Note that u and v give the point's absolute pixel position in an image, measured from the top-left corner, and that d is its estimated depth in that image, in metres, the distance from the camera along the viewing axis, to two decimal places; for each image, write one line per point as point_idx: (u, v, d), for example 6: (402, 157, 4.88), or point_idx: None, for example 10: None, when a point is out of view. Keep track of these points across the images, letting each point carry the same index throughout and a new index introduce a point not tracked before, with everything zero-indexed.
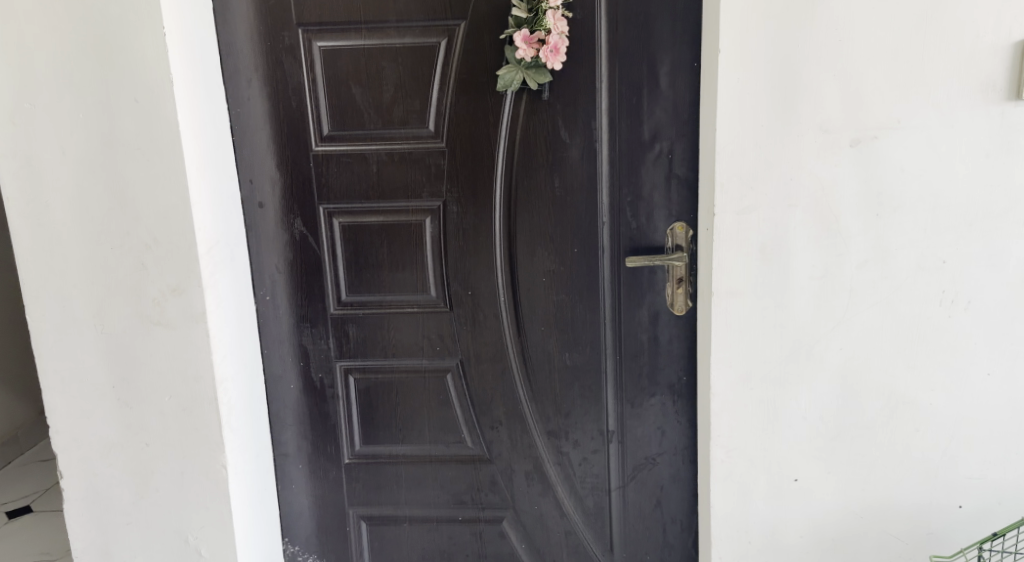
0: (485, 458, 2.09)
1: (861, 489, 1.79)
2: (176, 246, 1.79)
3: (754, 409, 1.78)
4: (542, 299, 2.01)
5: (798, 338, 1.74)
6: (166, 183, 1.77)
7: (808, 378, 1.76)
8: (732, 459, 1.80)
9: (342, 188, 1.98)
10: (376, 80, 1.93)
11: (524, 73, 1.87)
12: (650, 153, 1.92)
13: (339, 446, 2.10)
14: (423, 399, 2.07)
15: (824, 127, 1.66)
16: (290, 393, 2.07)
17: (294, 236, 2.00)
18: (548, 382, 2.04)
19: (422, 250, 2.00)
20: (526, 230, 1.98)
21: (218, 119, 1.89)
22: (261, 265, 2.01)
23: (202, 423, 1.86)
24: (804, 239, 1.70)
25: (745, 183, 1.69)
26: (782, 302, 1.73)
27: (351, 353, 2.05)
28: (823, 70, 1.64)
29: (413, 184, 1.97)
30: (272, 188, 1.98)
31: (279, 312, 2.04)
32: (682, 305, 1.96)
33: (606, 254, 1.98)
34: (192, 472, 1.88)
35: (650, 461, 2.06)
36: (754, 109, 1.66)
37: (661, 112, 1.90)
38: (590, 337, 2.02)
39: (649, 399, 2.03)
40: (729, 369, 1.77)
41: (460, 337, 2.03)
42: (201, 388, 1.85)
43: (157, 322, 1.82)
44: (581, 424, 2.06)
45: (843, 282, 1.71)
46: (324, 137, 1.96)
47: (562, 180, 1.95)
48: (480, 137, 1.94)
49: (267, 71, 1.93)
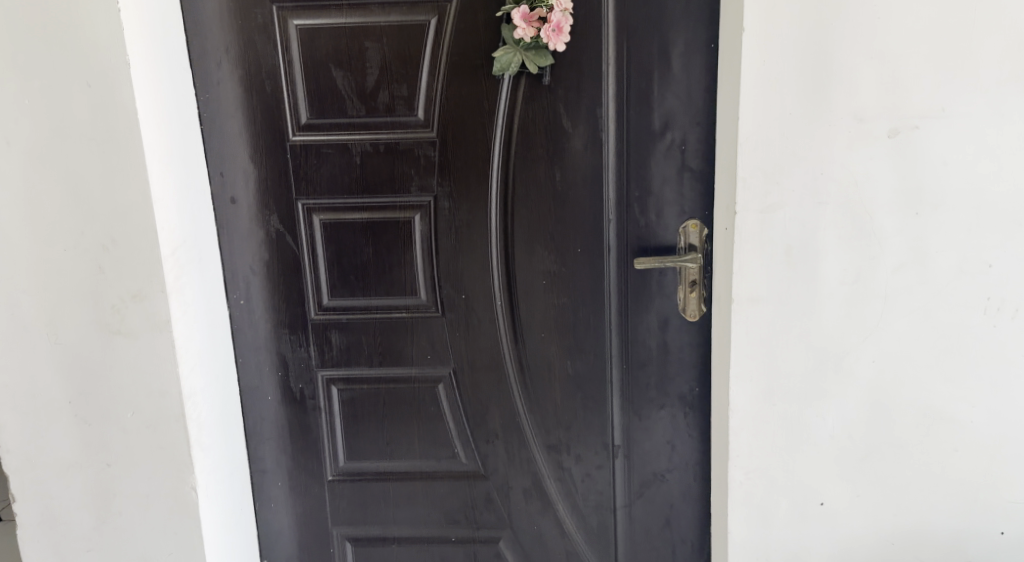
0: (480, 474, 1.93)
1: (893, 513, 1.64)
2: (137, 247, 1.61)
3: (777, 427, 1.62)
4: (543, 304, 1.84)
5: (826, 350, 1.58)
6: (124, 178, 1.59)
7: (837, 393, 1.60)
8: (753, 481, 1.64)
9: (323, 182, 1.80)
10: (360, 63, 1.75)
11: (522, 55, 1.69)
12: (661, 144, 1.75)
13: (321, 461, 1.93)
14: (412, 411, 1.90)
15: (859, 116, 1.49)
16: (268, 405, 1.90)
17: (270, 234, 1.82)
18: (548, 392, 1.88)
19: (411, 249, 1.83)
20: (525, 229, 1.80)
21: (183, 107, 1.71)
22: (234, 266, 1.83)
23: (169, 441, 1.69)
24: (835, 240, 1.53)
25: (769, 177, 1.52)
26: (809, 311, 1.56)
27: (334, 361, 1.88)
28: (857, 52, 1.47)
29: (401, 177, 1.79)
30: (246, 182, 1.80)
31: (254, 318, 1.86)
32: (695, 311, 1.80)
33: (613, 255, 1.81)
34: (158, 494, 1.71)
35: (659, 477, 1.90)
36: (780, 95, 1.49)
37: (673, 98, 1.73)
38: (595, 344, 1.85)
39: (659, 410, 1.87)
40: (749, 383, 1.60)
41: (453, 343, 1.86)
42: (167, 403, 1.68)
43: (117, 332, 1.65)
44: (584, 438, 1.89)
45: (877, 288, 1.55)
46: (302, 126, 1.78)
47: (564, 174, 1.77)
48: (473, 127, 1.77)
49: (239, 54, 1.75)
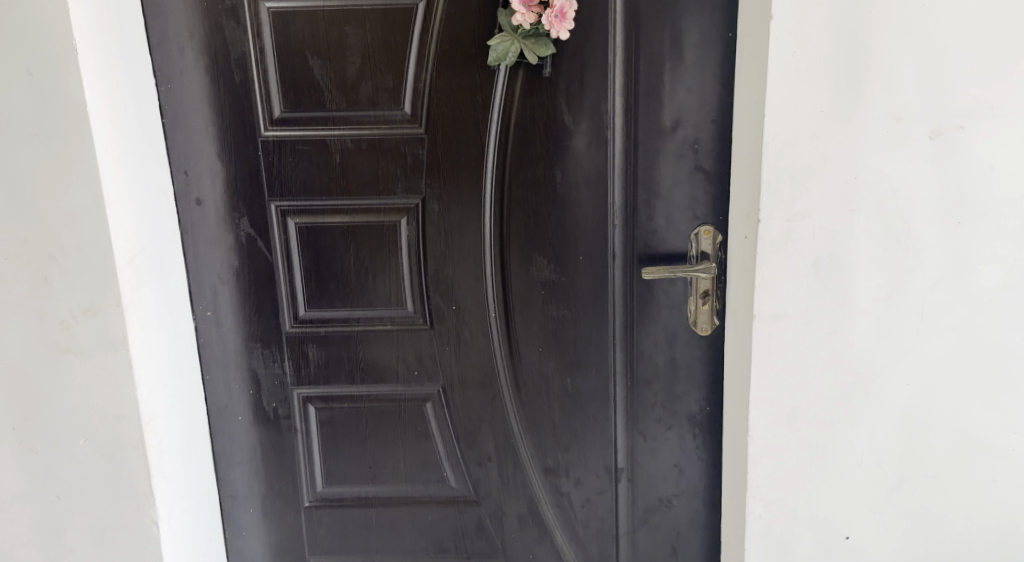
0: (471, 499, 1.77)
1: (925, 549, 1.48)
2: (88, 256, 1.44)
3: (800, 455, 1.47)
4: (540, 316, 1.68)
5: (856, 372, 1.43)
6: (72, 179, 1.42)
7: (867, 418, 1.45)
8: (772, 514, 1.49)
9: (299, 183, 1.63)
10: (339, 51, 1.58)
11: (520, 44, 1.53)
12: (671, 143, 1.59)
13: (297, 486, 1.77)
14: (397, 431, 1.74)
15: (898, 114, 1.34)
16: (239, 426, 1.74)
17: (240, 240, 1.65)
18: (545, 412, 1.72)
19: (396, 257, 1.66)
20: (522, 234, 1.64)
21: (141, 99, 1.54)
22: (199, 274, 1.66)
23: (126, 471, 1.52)
24: (868, 251, 1.38)
25: (797, 182, 1.37)
26: (837, 329, 1.41)
27: (311, 378, 1.72)
28: (896, 43, 1.32)
29: (386, 177, 1.63)
30: (213, 182, 1.63)
31: (222, 331, 1.69)
32: (707, 324, 1.65)
33: (617, 263, 1.65)
34: (114, 529, 1.54)
35: (665, 503, 1.75)
36: (811, 89, 1.34)
37: (685, 92, 1.57)
38: (596, 360, 1.69)
39: (665, 431, 1.72)
40: (770, 408, 1.45)
41: (442, 359, 1.70)
42: (123, 429, 1.51)
43: (66, 350, 1.48)
44: (584, 460, 1.74)
45: (913, 304, 1.40)
46: (276, 120, 1.61)
47: (564, 175, 1.61)
48: (466, 123, 1.60)
49: (205, 40, 1.58)
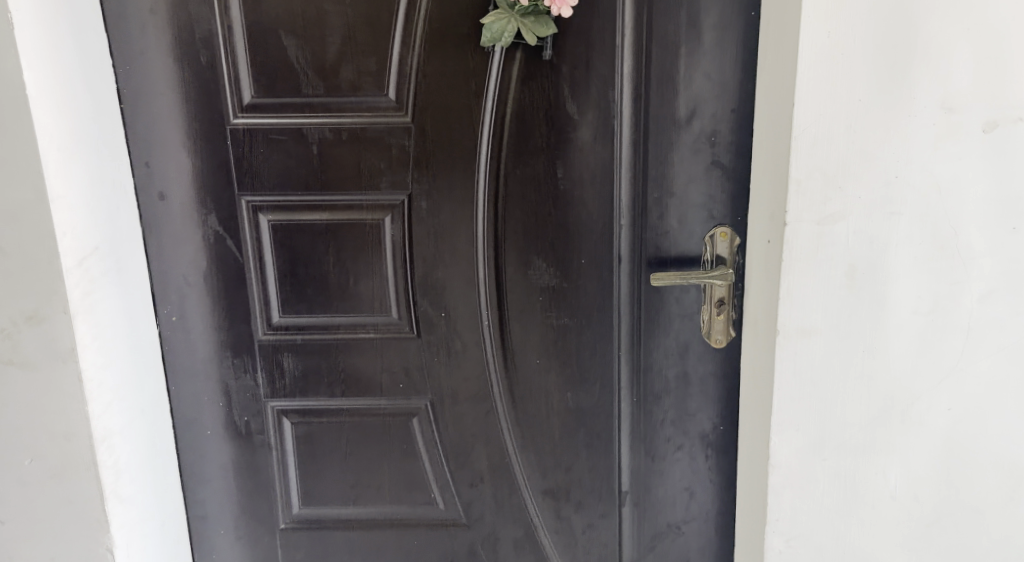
0: (461, 523, 1.61)
1: None
2: (31, 256, 1.29)
3: (828, 486, 1.31)
4: (539, 325, 1.52)
5: (892, 395, 1.27)
6: (14, 171, 1.27)
7: (904, 447, 1.29)
8: (795, 551, 1.33)
9: (273, 176, 1.48)
10: (318, 30, 1.42)
11: (518, 22, 1.37)
12: (686, 135, 1.43)
13: (271, 507, 1.62)
14: (381, 449, 1.59)
15: (947, 105, 1.19)
16: (208, 441, 1.59)
17: (208, 238, 1.50)
18: (544, 429, 1.56)
19: (379, 258, 1.50)
20: (519, 234, 1.49)
21: (95, 82, 1.38)
22: (163, 275, 1.51)
23: (78, 495, 1.37)
24: (908, 260, 1.23)
25: (830, 180, 1.21)
26: (872, 347, 1.26)
27: (286, 391, 1.56)
28: (947, 24, 1.17)
29: (369, 171, 1.47)
30: (178, 175, 1.47)
31: (190, 338, 1.54)
32: (722, 336, 1.49)
33: (624, 268, 1.49)
34: (65, 557, 1.39)
35: (673, 529, 1.60)
36: (847, 75, 1.19)
37: (703, 78, 1.41)
38: (600, 374, 1.53)
39: (675, 452, 1.57)
40: (795, 434, 1.30)
41: (431, 370, 1.55)
42: (74, 448, 1.36)
43: (10, 362, 1.33)
44: (586, 482, 1.58)
45: (958, 320, 1.24)
46: (246, 107, 1.45)
47: (567, 170, 1.46)
48: (457, 111, 1.44)
49: (167, 17, 1.42)
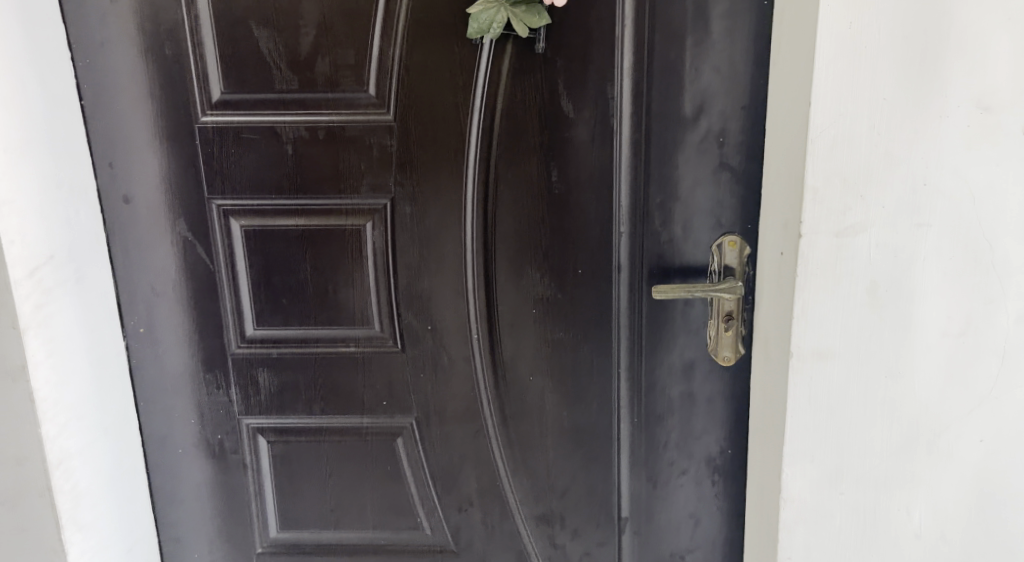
0: (450, 549, 1.50)
1: None
2: None
3: (845, 522, 1.19)
4: (532, 339, 1.41)
5: (918, 423, 1.15)
6: None
7: (930, 480, 1.17)
8: None
9: (245, 178, 1.37)
10: (293, 21, 1.31)
11: (508, 12, 1.26)
12: (692, 134, 1.32)
13: (247, 531, 1.51)
14: (362, 471, 1.48)
15: (982, 103, 1.08)
16: (179, 461, 1.48)
17: (177, 243, 1.39)
18: (538, 450, 1.45)
19: (360, 267, 1.39)
20: (511, 241, 1.37)
21: (49, 77, 1.29)
22: (130, 283, 1.41)
23: (32, 521, 1.28)
24: (937, 275, 1.11)
25: (850, 187, 1.10)
26: (895, 371, 1.14)
27: (261, 408, 1.46)
28: (982, 13, 1.06)
29: (348, 172, 1.36)
30: (144, 176, 1.37)
31: (158, 351, 1.43)
32: (730, 353, 1.35)
33: (624, 279, 1.37)
34: None
35: (677, 558, 1.48)
36: (870, 70, 1.07)
37: (711, 73, 1.29)
38: (598, 392, 1.42)
39: (679, 477, 1.45)
40: (809, 465, 1.18)
41: (417, 387, 1.44)
42: (26, 472, 1.27)
43: None
44: (583, 508, 1.47)
45: (993, 342, 1.13)
46: (216, 103, 1.35)
47: (562, 172, 1.34)
48: (443, 108, 1.33)
49: (129, 6, 1.31)
